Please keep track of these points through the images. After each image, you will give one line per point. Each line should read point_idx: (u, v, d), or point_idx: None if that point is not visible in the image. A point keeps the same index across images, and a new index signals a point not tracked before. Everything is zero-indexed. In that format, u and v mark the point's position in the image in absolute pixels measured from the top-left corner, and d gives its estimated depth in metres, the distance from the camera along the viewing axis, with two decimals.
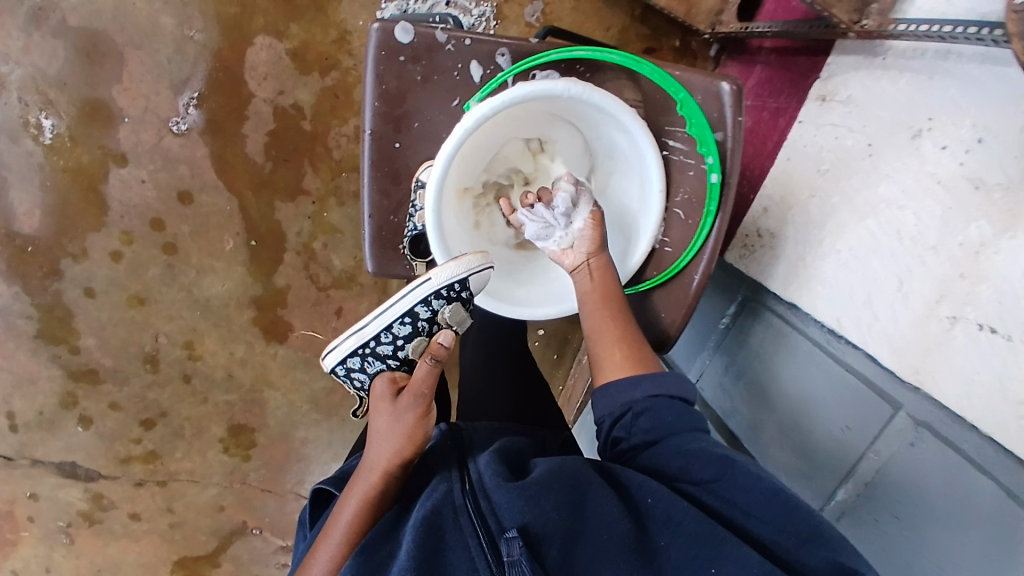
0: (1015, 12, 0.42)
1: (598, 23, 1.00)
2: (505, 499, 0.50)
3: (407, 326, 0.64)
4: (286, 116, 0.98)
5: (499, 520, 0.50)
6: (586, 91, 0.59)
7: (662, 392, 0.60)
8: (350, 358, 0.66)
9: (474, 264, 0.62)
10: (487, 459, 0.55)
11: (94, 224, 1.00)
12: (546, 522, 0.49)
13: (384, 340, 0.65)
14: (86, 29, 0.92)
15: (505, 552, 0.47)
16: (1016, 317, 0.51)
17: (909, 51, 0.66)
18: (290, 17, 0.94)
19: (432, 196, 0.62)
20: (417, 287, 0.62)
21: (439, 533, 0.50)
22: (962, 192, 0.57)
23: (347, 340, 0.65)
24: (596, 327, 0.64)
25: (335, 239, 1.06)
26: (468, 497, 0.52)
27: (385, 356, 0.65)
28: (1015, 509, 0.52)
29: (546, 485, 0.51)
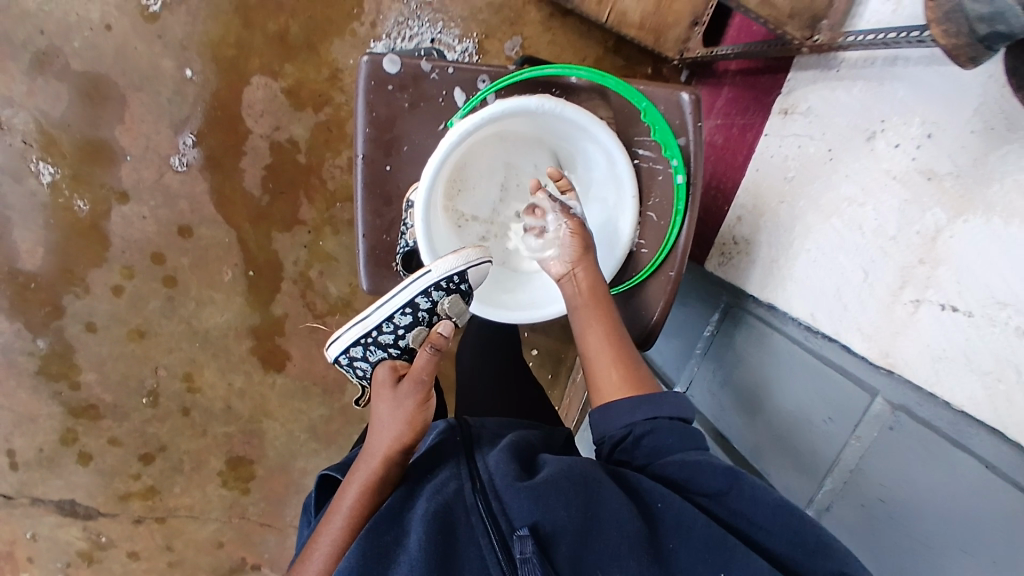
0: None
1: (575, 54, 1.06)
2: (516, 499, 0.51)
3: (408, 316, 0.66)
4: (282, 151, 1.03)
5: (510, 520, 0.51)
6: (558, 105, 0.64)
7: (661, 414, 0.59)
8: (352, 348, 0.68)
9: (472, 257, 0.65)
10: (497, 458, 0.56)
11: (96, 260, 1.03)
12: (557, 522, 0.50)
13: (386, 330, 0.67)
14: (89, 74, 0.97)
15: (518, 550, 0.49)
16: (975, 294, 0.55)
17: (861, 61, 0.71)
18: (284, 58, 1.00)
19: (420, 210, 0.66)
20: (417, 279, 0.64)
21: (449, 528, 0.50)
22: (916, 183, 0.62)
23: (350, 330, 0.67)
24: (584, 331, 0.66)
25: (331, 267, 1.09)
26: (478, 495, 0.52)
27: (387, 345, 0.68)
28: (991, 479, 0.54)
29: (557, 485, 0.52)
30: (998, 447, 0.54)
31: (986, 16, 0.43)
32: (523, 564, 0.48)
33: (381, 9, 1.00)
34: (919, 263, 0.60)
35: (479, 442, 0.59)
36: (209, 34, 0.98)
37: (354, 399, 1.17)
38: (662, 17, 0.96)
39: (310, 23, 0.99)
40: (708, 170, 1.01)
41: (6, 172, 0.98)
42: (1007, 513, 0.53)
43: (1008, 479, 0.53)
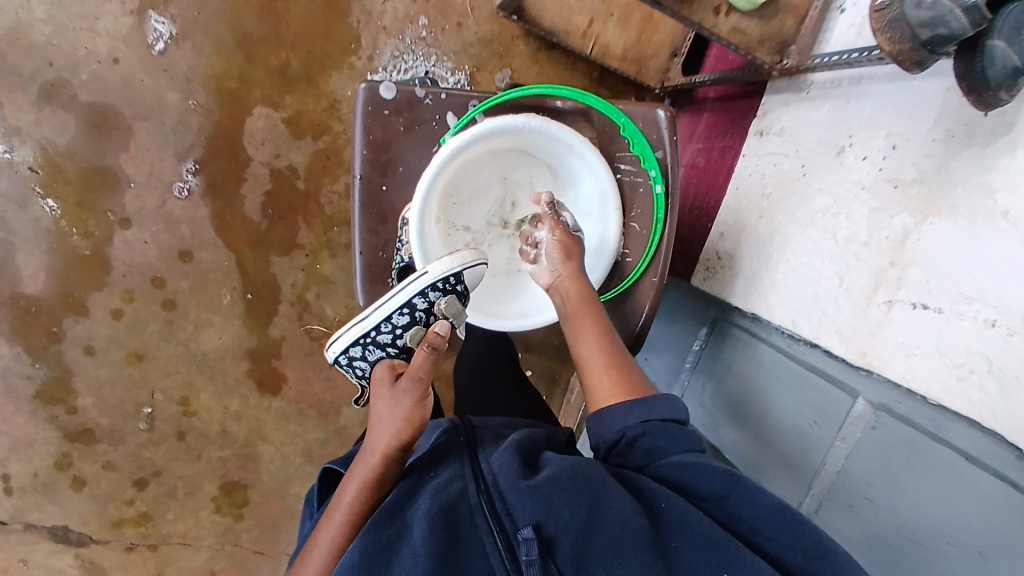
0: (878, 10, 0.54)
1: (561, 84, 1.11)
2: (519, 499, 0.52)
3: (406, 316, 0.69)
4: (281, 177, 1.07)
5: (513, 520, 0.51)
6: (543, 123, 0.68)
7: (653, 417, 0.60)
8: (352, 348, 0.71)
9: (468, 259, 0.68)
10: (500, 458, 0.56)
11: (97, 284, 1.05)
12: (560, 520, 0.51)
13: (384, 330, 0.70)
14: (97, 104, 1.01)
15: (523, 552, 0.50)
16: (943, 291, 0.58)
17: (828, 83, 0.76)
18: (284, 90, 1.04)
19: (415, 222, 0.69)
20: (414, 281, 0.67)
21: (454, 526, 0.51)
22: (884, 191, 0.66)
23: (350, 330, 0.70)
24: (576, 332, 0.69)
25: (328, 290, 1.12)
26: (482, 495, 0.53)
27: (386, 344, 0.71)
28: (971, 469, 0.56)
29: (559, 483, 0.53)
30: (975, 437, 0.56)
31: (927, 21, 0.49)
32: (528, 566, 0.49)
33: (377, 44, 1.05)
34: (891, 265, 0.64)
35: (483, 442, 0.60)
36: (213, 68, 1.03)
37: (349, 422, 1.18)
38: (643, 49, 1.03)
39: (310, 57, 1.04)
40: (691, 191, 1.06)
41: (11, 199, 1.01)
42: (989, 502, 0.54)
43: (987, 469, 0.54)
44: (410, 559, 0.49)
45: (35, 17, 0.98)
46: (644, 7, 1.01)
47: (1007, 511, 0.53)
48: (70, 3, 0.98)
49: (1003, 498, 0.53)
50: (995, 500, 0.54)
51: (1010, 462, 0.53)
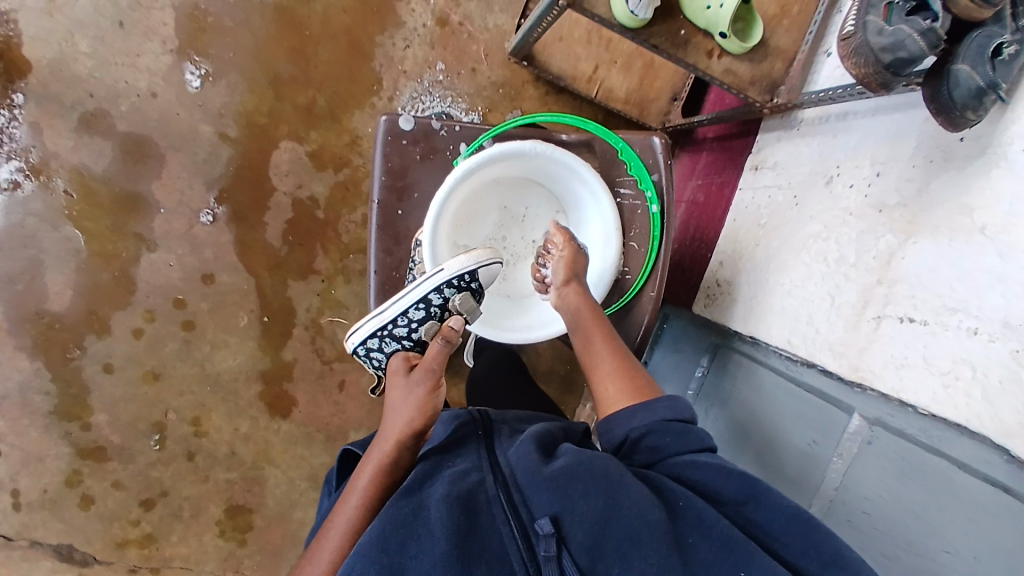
0: (845, 39, 0.60)
1: None
2: (535, 492, 0.55)
3: (422, 311, 0.73)
4: (302, 206, 1.13)
5: (530, 510, 0.54)
6: (549, 148, 0.74)
7: (656, 418, 0.63)
8: (370, 340, 0.76)
9: (482, 258, 0.72)
10: (517, 452, 0.59)
11: (121, 303, 1.10)
12: (575, 510, 0.53)
13: (400, 324, 0.74)
14: (133, 134, 1.09)
15: (542, 547, 0.52)
16: (927, 304, 0.61)
17: (817, 119, 0.82)
18: (309, 126, 1.12)
19: (428, 236, 0.73)
20: (432, 277, 0.71)
21: (473, 515, 0.53)
22: (870, 216, 0.70)
23: (367, 322, 0.75)
24: (586, 341, 0.72)
25: (341, 314, 1.16)
26: (500, 486, 0.56)
27: (402, 336, 0.75)
28: (963, 478, 0.57)
29: (573, 475, 0.55)
30: (965, 445, 0.57)
31: (887, 46, 0.54)
32: (546, 562, 0.51)
33: (397, 86, 1.14)
34: (878, 283, 0.67)
35: (499, 437, 0.64)
36: (245, 104, 1.11)
37: None
38: (645, 92, 1.10)
39: (335, 96, 1.12)
40: (692, 225, 1.10)
41: (45, 220, 1.08)
42: (984, 508, 0.55)
43: (978, 475, 0.55)
44: (429, 543, 0.52)
45: (80, 51, 1.07)
46: (645, 55, 1.09)
47: (1001, 515, 0.53)
48: (115, 41, 1.07)
49: (996, 503, 0.54)
50: (989, 506, 0.54)
51: (1001, 467, 0.53)
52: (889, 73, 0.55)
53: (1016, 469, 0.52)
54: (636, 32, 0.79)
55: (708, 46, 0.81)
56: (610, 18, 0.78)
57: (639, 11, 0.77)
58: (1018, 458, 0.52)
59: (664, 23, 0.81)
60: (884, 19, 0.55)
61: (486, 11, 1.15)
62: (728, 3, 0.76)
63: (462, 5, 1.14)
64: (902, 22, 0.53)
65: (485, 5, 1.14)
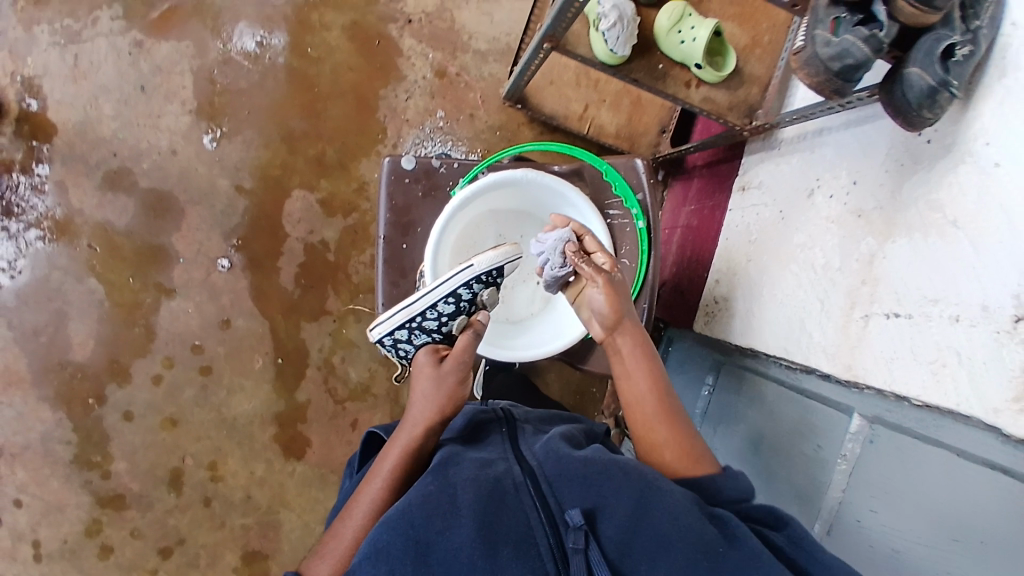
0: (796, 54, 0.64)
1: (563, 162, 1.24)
2: (568, 486, 0.58)
3: (451, 305, 0.72)
4: (314, 251, 1.18)
5: (559, 501, 0.57)
6: (539, 174, 0.79)
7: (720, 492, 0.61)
8: (397, 332, 0.73)
9: (510, 253, 0.73)
10: (544, 448, 0.62)
11: (141, 351, 1.15)
12: (606, 506, 0.56)
13: (430, 316, 0.72)
14: (155, 190, 1.16)
15: (571, 540, 0.53)
16: (910, 299, 0.63)
17: (795, 138, 0.87)
18: (320, 175, 1.19)
19: (429, 257, 0.77)
20: (460, 274, 0.71)
21: (499, 500, 0.56)
22: (849, 221, 0.73)
23: (396, 316, 0.72)
24: (633, 386, 0.70)
25: (352, 353, 1.19)
26: (528, 476, 0.59)
27: (431, 330, 0.74)
28: (963, 466, 0.57)
29: (607, 472, 0.58)
30: (961, 433, 0.58)
31: (835, 55, 0.58)
32: (575, 553, 0.53)
33: (401, 134, 1.21)
34: (863, 283, 0.70)
35: (522, 433, 0.68)
36: (259, 157, 1.18)
37: None
38: (634, 127, 1.16)
39: (343, 147, 1.19)
40: (688, 249, 1.14)
41: (70, 273, 1.14)
42: (981, 493, 0.55)
43: (975, 459, 0.56)
44: (458, 526, 0.54)
45: (104, 113, 1.16)
46: (632, 93, 1.16)
47: (999, 498, 0.54)
48: (138, 104, 1.16)
49: (993, 485, 0.54)
50: (987, 490, 0.55)
51: (999, 451, 0.54)
52: (840, 79, 0.60)
53: (1011, 449, 0.53)
54: (616, 68, 0.86)
55: (685, 78, 0.87)
56: (592, 57, 0.86)
57: (618, 48, 0.84)
58: (1011, 437, 0.53)
59: (642, 59, 0.88)
60: (831, 32, 0.59)
61: (481, 61, 1.23)
62: (700, 36, 0.83)
63: (459, 58, 1.22)
64: (848, 34, 0.57)
65: (480, 57, 1.23)
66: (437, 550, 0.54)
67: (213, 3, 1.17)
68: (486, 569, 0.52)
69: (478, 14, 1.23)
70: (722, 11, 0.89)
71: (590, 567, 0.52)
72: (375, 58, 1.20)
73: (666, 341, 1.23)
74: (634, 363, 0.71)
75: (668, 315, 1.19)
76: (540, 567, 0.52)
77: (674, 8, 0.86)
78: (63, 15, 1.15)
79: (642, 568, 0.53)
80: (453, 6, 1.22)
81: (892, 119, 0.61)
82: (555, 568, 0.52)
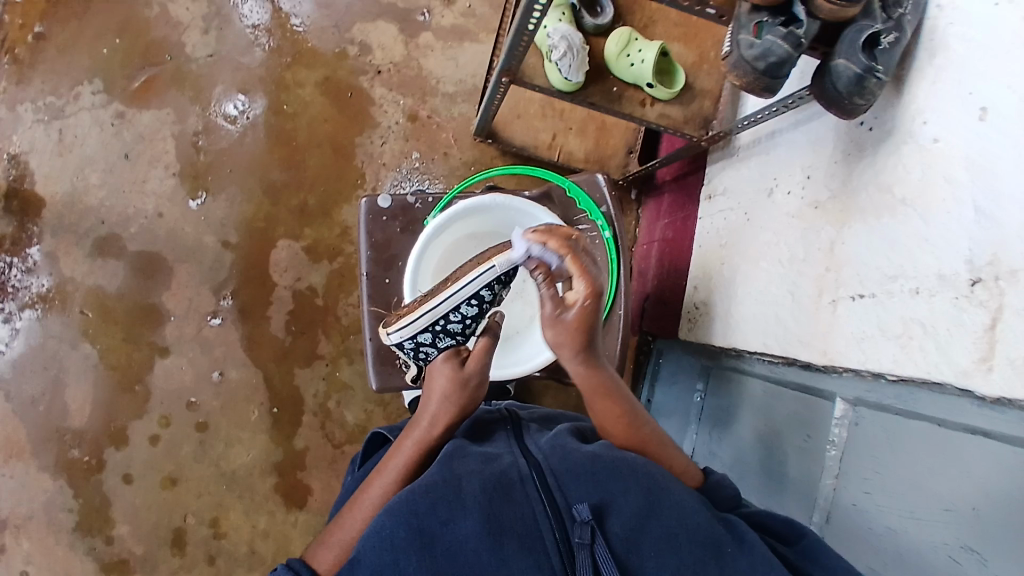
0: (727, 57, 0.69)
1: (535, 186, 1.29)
2: (574, 482, 0.58)
3: (474, 306, 0.68)
4: (303, 297, 1.22)
5: (566, 497, 0.57)
6: (506, 198, 0.85)
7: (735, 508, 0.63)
8: (420, 335, 0.69)
9: None
10: (548, 444, 0.63)
11: (137, 412, 1.18)
12: (615, 502, 0.56)
13: (453, 319, 0.68)
14: (144, 254, 1.21)
15: (578, 535, 0.53)
16: (870, 278, 0.65)
17: (754, 142, 0.91)
18: (304, 224, 1.23)
19: (408, 280, 0.83)
20: (483, 275, 0.65)
21: (506, 492, 0.57)
22: (808, 213, 0.77)
23: (418, 321, 0.67)
24: (604, 428, 0.68)
25: (347, 395, 1.21)
26: (534, 468, 0.59)
27: (454, 331, 0.70)
28: (943, 434, 0.57)
29: (615, 470, 0.58)
30: (936, 403, 0.59)
31: (760, 55, 0.63)
32: (580, 548, 0.53)
33: (379, 178, 1.25)
34: (826, 271, 0.72)
35: (528, 430, 0.68)
36: (244, 212, 1.22)
37: None
38: (602, 150, 1.21)
39: (324, 195, 1.24)
40: (664, 261, 1.18)
41: (65, 340, 1.18)
42: (963, 457, 0.55)
43: (955, 425, 0.56)
44: (462, 523, 0.54)
45: (91, 183, 1.21)
46: (596, 119, 1.20)
47: (980, 460, 0.53)
48: (124, 172, 1.22)
49: (973, 447, 0.54)
50: (968, 453, 0.55)
51: (973, 414, 0.55)
52: (767, 78, 0.64)
53: (986, 410, 0.54)
54: (572, 94, 0.91)
55: (639, 97, 0.92)
56: (548, 86, 0.90)
57: (571, 75, 0.89)
58: (985, 397, 0.53)
59: (597, 85, 0.93)
60: (754, 35, 0.63)
61: (451, 102, 1.28)
62: (648, 58, 0.88)
63: (429, 101, 1.28)
64: (770, 34, 0.62)
65: (449, 98, 1.28)
66: (441, 541, 0.54)
67: (190, 71, 1.23)
68: (491, 564, 0.53)
69: (443, 59, 1.29)
70: (668, 33, 0.94)
71: (597, 564, 0.52)
72: (349, 109, 1.26)
73: (656, 353, 1.25)
74: (599, 405, 0.67)
75: (656, 328, 1.21)
76: (545, 562, 0.53)
77: (621, 34, 0.91)
78: (47, 94, 1.21)
79: (650, 564, 0.53)
80: (419, 54, 1.28)
81: (829, 110, 0.66)
82: (561, 564, 0.53)
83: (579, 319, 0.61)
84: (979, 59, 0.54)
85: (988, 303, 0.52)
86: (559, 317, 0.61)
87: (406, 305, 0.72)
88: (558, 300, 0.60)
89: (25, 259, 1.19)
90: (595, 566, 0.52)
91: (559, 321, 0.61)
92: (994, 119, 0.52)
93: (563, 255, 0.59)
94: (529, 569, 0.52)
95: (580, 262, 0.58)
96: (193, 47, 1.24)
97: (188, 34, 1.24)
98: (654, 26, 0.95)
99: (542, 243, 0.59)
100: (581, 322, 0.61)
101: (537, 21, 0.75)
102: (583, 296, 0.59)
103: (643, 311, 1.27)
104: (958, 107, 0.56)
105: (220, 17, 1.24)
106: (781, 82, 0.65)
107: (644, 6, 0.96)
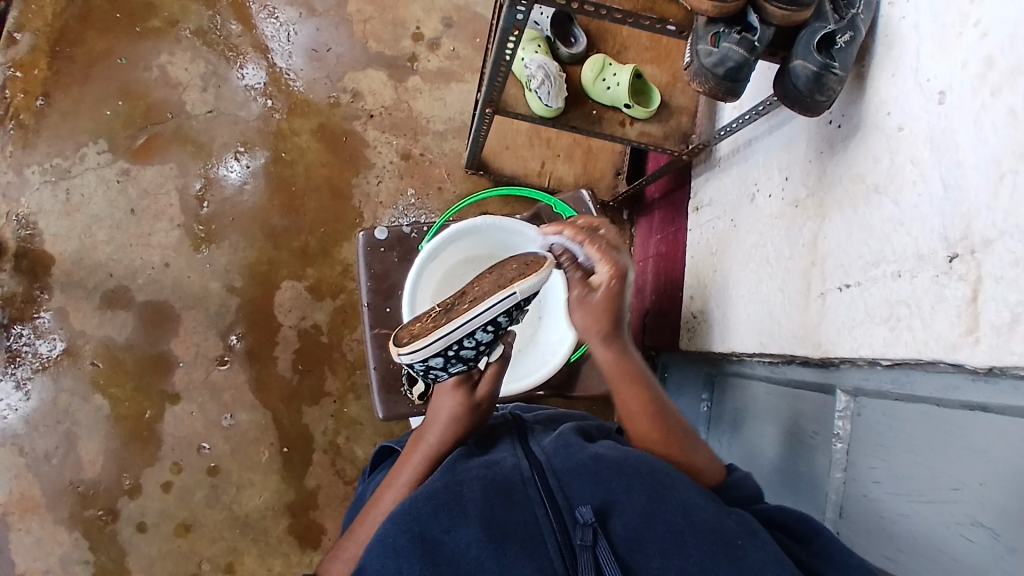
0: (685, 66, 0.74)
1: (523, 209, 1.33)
2: (576, 484, 0.59)
3: (490, 331, 0.66)
4: (308, 335, 1.26)
5: (567, 500, 0.57)
6: (497, 221, 0.89)
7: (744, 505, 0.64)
8: (432, 359, 0.65)
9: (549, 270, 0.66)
10: (551, 446, 0.64)
11: (150, 460, 1.21)
12: (617, 503, 0.57)
13: (467, 345, 0.65)
14: (151, 304, 1.24)
15: (579, 538, 0.54)
16: (855, 267, 0.66)
17: (733, 152, 0.95)
18: (306, 265, 1.27)
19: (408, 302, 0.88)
20: (504, 302, 0.63)
21: (510, 493, 0.58)
22: (789, 213, 0.79)
23: (433, 345, 0.62)
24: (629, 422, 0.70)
25: (356, 430, 1.24)
26: (536, 471, 0.60)
27: (464, 356, 0.67)
28: (942, 413, 0.56)
29: (619, 470, 0.59)
30: (929, 382, 0.59)
31: (717, 62, 0.68)
32: (582, 550, 0.53)
33: (377, 216, 1.30)
34: (812, 265, 0.74)
35: (532, 432, 0.69)
36: (247, 258, 1.27)
37: None
38: (591, 174, 1.25)
39: (325, 235, 1.28)
40: (661, 275, 1.21)
41: (76, 394, 1.21)
42: (967, 433, 0.53)
43: (954, 402, 0.55)
44: (466, 530, 0.55)
45: (98, 240, 1.25)
46: (583, 144, 1.25)
47: (978, 432, 0.52)
48: (130, 227, 1.26)
49: (974, 424, 0.53)
50: (971, 430, 0.53)
51: (969, 389, 0.54)
52: (728, 82, 0.69)
53: (982, 383, 0.53)
54: (554, 119, 0.96)
55: (619, 117, 0.97)
56: (531, 113, 0.96)
57: (551, 101, 0.95)
58: (977, 370, 0.52)
59: (578, 109, 0.98)
60: (712, 44, 0.68)
61: (441, 139, 1.34)
62: (622, 81, 0.94)
63: (421, 140, 1.33)
64: (725, 42, 0.66)
65: (439, 136, 1.34)
66: (444, 548, 0.55)
67: (191, 128, 1.29)
68: (494, 567, 0.53)
69: (431, 100, 1.34)
70: (640, 57, 1.02)
71: (599, 565, 0.53)
72: (343, 152, 1.31)
73: (661, 368, 1.27)
74: (624, 395, 0.71)
75: (658, 342, 1.23)
76: (548, 565, 0.53)
77: (596, 60, 0.98)
78: (52, 157, 1.26)
79: (654, 565, 0.53)
80: (408, 96, 1.34)
81: (793, 110, 0.70)
82: (563, 565, 0.53)
83: (605, 297, 0.66)
84: (928, 53, 0.58)
85: (968, 276, 0.52)
86: (587, 296, 0.66)
87: (416, 322, 0.66)
88: (584, 281, 0.67)
89: (36, 324, 1.22)
90: (597, 566, 0.53)
91: (586, 300, 0.67)
92: (952, 100, 0.55)
93: (580, 240, 0.67)
94: (532, 572, 0.53)
95: (597, 244, 0.66)
96: (193, 105, 1.30)
97: (188, 93, 1.30)
98: (627, 51, 1.02)
99: (558, 234, 0.69)
100: (607, 302, 0.66)
101: (513, 51, 0.79)
102: (608, 277, 0.65)
103: (643, 326, 1.29)
104: (920, 95, 0.58)
105: (218, 76, 1.31)
106: (743, 84, 0.69)
107: (616, 33, 1.03)
